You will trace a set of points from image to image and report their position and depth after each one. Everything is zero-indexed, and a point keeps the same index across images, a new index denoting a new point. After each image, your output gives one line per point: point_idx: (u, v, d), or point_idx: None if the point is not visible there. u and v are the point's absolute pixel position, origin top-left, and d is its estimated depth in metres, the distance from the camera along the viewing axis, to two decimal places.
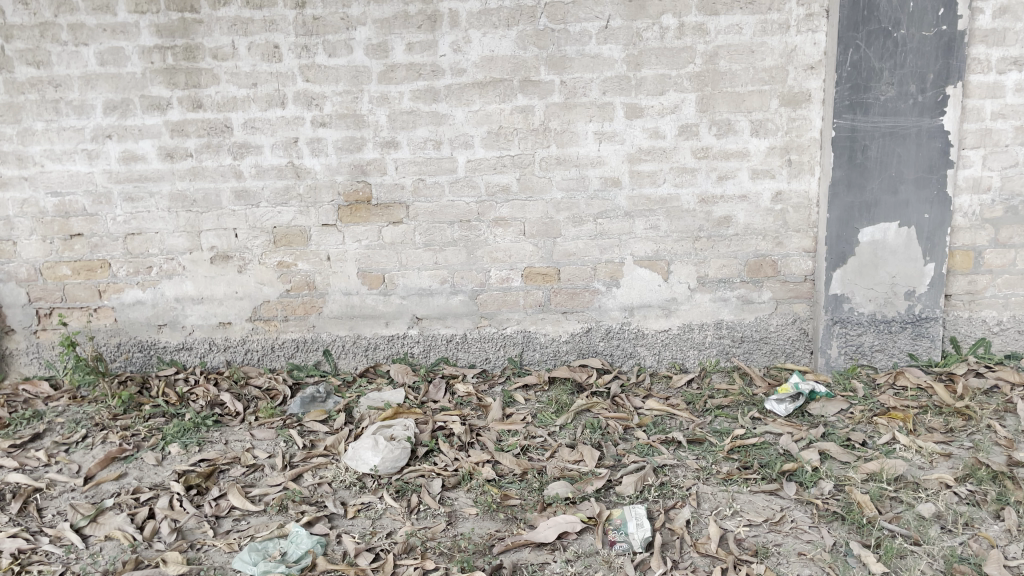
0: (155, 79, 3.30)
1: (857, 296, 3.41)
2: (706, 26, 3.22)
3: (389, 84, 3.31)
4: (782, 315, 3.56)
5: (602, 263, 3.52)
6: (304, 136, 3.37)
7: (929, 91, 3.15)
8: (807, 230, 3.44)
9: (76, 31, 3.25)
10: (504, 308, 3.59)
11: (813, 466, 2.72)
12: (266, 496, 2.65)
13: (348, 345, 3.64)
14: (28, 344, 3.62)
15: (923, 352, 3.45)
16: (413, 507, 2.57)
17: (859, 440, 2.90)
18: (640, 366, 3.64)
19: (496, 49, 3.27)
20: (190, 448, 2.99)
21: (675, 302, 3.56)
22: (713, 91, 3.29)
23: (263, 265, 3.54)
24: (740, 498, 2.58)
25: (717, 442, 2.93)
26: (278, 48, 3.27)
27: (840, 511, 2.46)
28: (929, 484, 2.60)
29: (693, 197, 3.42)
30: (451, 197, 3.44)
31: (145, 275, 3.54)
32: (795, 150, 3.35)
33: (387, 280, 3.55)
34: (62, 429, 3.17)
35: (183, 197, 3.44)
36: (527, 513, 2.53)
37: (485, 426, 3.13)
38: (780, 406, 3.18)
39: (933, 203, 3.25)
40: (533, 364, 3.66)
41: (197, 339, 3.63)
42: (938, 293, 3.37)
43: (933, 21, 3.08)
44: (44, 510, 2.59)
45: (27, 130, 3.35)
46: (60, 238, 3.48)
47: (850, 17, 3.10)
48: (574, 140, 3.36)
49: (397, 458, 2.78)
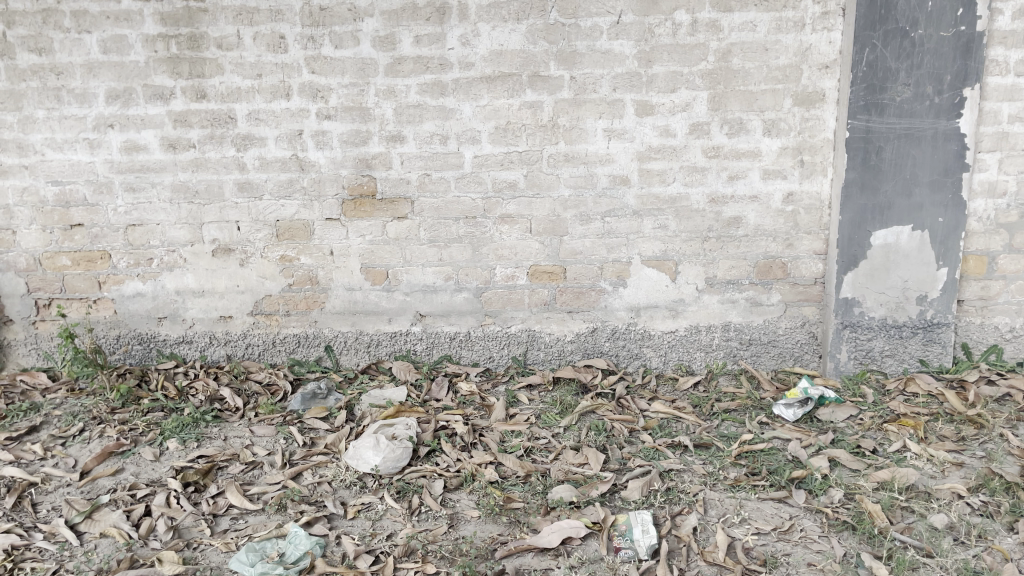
0: (158, 69, 3.26)
1: (868, 300, 3.35)
2: (719, 23, 3.16)
3: (396, 77, 3.26)
4: (791, 318, 3.50)
5: (608, 262, 3.46)
6: (309, 128, 3.32)
7: (946, 92, 3.08)
8: (819, 232, 3.39)
9: (79, 18, 3.20)
10: (509, 306, 3.54)
11: (823, 474, 2.67)
12: (265, 495, 2.60)
13: (350, 342, 3.59)
14: (27, 334, 3.58)
15: (934, 358, 3.39)
16: (414, 509, 2.53)
17: (869, 447, 2.85)
18: (646, 367, 3.59)
19: (505, 43, 3.21)
20: (188, 444, 2.94)
21: (682, 303, 3.50)
22: (725, 89, 3.23)
23: (266, 259, 3.49)
24: (748, 506, 2.53)
25: (724, 447, 2.88)
26: (283, 39, 3.22)
27: (850, 520, 2.41)
28: (941, 494, 2.54)
29: (703, 197, 3.36)
30: (456, 193, 3.39)
31: (146, 267, 3.49)
32: (808, 150, 3.29)
33: (391, 276, 3.50)
34: (59, 422, 3.12)
35: (185, 188, 3.39)
36: (530, 517, 2.48)
37: (487, 427, 3.08)
38: (788, 412, 3.12)
39: (948, 207, 3.19)
40: (538, 363, 3.61)
41: (197, 333, 3.58)
42: (951, 298, 3.31)
43: (951, 22, 3.01)
44: (39, 505, 2.54)
45: (29, 118, 3.30)
46: (60, 228, 3.43)
47: (867, 16, 3.03)
48: (583, 137, 3.31)
49: (399, 457, 2.73)
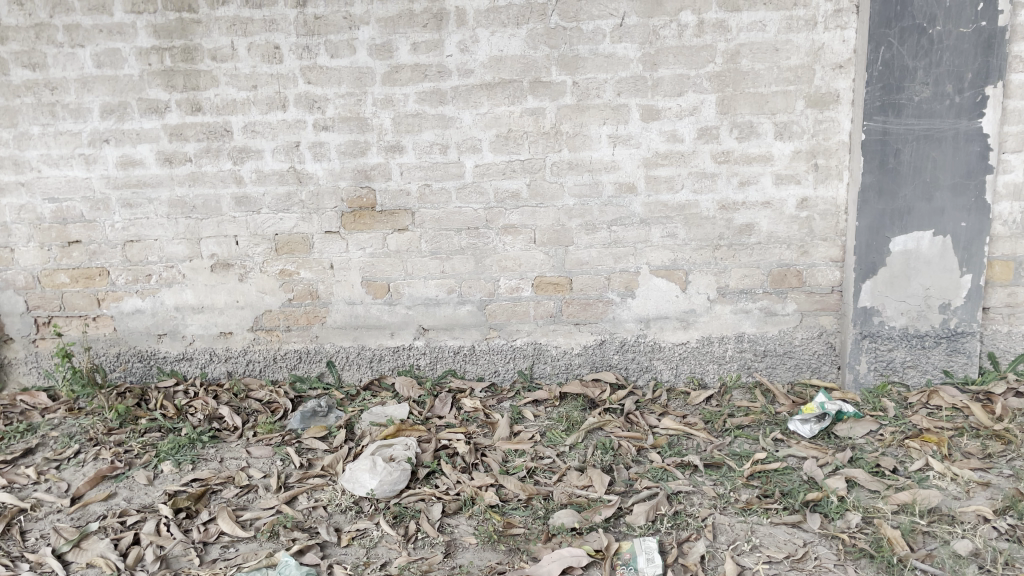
0: (153, 82, 3.19)
1: (888, 309, 3.21)
2: (727, 23, 3.04)
3: (393, 86, 3.17)
4: (808, 328, 3.37)
5: (616, 273, 3.35)
6: (306, 140, 3.25)
7: (966, 91, 2.94)
8: (835, 239, 3.25)
9: (72, 32, 3.15)
10: (514, 319, 3.44)
11: (839, 496, 2.53)
12: (257, 521, 2.52)
13: (352, 357, 3.51)
14: (27, 353, 3.53)
15: (958, 368, 3.24)
16: (410, 536, 2.43)
17: (889, 466, 2.71)
18: (657, 381, 3.47)
19: (505, 49, 3.11)
20: (183, 467, 2.87)
21: (693, 314, 3.38)
22: (735, 92, 3.11)
23: (265, 273, 3.42)
24: (759, 531, 2.41)
25: (736, 467, 2.76)
26: (279, 49, 3.14)
27: (868, 547, 2.28)
28: (965, 517, 2.41)
29: (713, 204, 3.24)
30: (457, 203, 3.30)
31: (145, 283, 3.44)
32: (822, 154, 3.16)
33: (392, 290, 3.42)
34: (55, 444, 3.07)
35: (183, 203, 3.33)
36: (529, 545, 2.37)
37: (491, 446, 2.98)
38: (804, 428, 2.99)
39: (971, 211, 3.04)
40: (544, 377, 3.50)
41: (197, 350, 3.52)
42: (976, 306, 3.15)
43: (971, 17, 2.87)
44: (27, 533, 2.48)
45: (24, 135, 3.25)
46: (58, 245, 3.38)
47: (882, 12, 2.90)
48: (587, 144, 3.20)
49: (395, 481, 2.63)
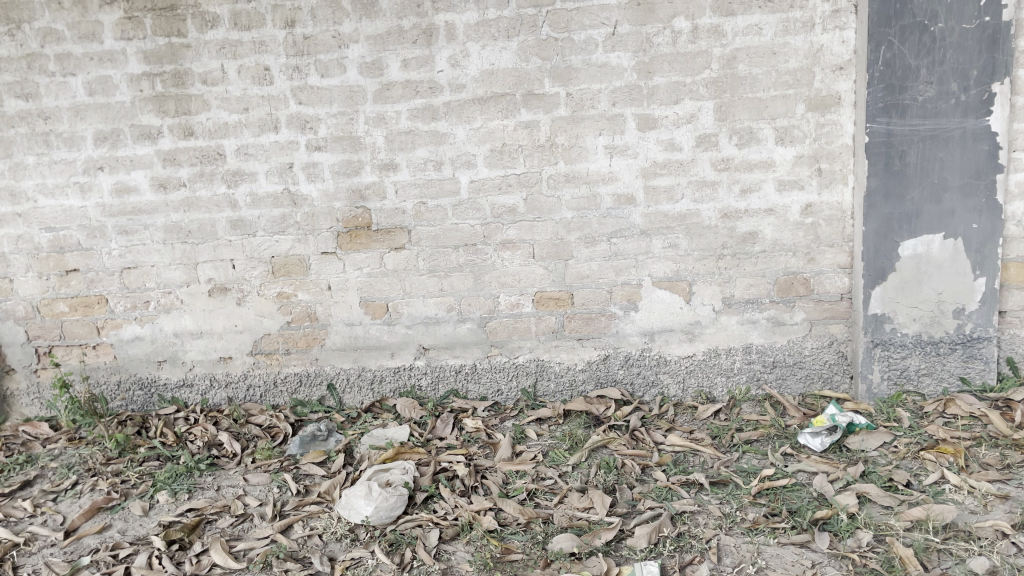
0: (145, 107, 3.18)
1: (900, 316, 3.10)
2: (722, 28, 2.97)
3: (385, 104, 3.13)
4: (818, 338, 3.27)
5: (617, 286, 3.28)
6: (300, 161, 3.21)
7: (972, 89, 2.84)
8: (842, 245, 3.16)
9: (63, 61, 3.14)
10: (515, 336, 3.37)
11: (850, 513, 2.44)
12: (251, 551, 2.47)
13: (352, 379, 3.47)
14: (29, 383, 3.52)
15: (976, 375, 3.12)
16: (405, 563, 2.37)
17: (902, 481, 2.60)
18: (664, 395, 3.39)
19: (496, 62, 3.06)
20: (179, 496, 2.84)
21: (698, 326, 3.30)
22: (732, 97, 3.03)
23: (263, 296, 3.39)
24: (766, 552, 2.32)
25: (742, 484, 2.67)
26: (269, 70, 3.12)
27: (879, 567, 2.19)
28: (983, 532, 2.30)
29: (715, 213, 3.16)
30: (454, 220, 3.24)
31: (143, 310, 3.41)
32: (826, 158, 3.07)
33: (391, 309, 3.37)
34: (54, 475, 3.05)
35: (178, 229, 3.31)
36: (527, 571, 2.30)
37: (491, 467, 2.92)
38: (815, 441, 2.90)
39: (982, 211, 2.93)
40: (548, 395, 3.43)
41: (197, 375, 3.49)
42: (992, 310, 3.04)
43: (973, 13, 2.78)
44: (19, 568, 2.46)
45: (19, 165, 3.25)
46: (56, 274, 3.37)
47: (881, 11, 2.81)
48: (583, 155, 3.14)
49: (392, 506, 2.56)
